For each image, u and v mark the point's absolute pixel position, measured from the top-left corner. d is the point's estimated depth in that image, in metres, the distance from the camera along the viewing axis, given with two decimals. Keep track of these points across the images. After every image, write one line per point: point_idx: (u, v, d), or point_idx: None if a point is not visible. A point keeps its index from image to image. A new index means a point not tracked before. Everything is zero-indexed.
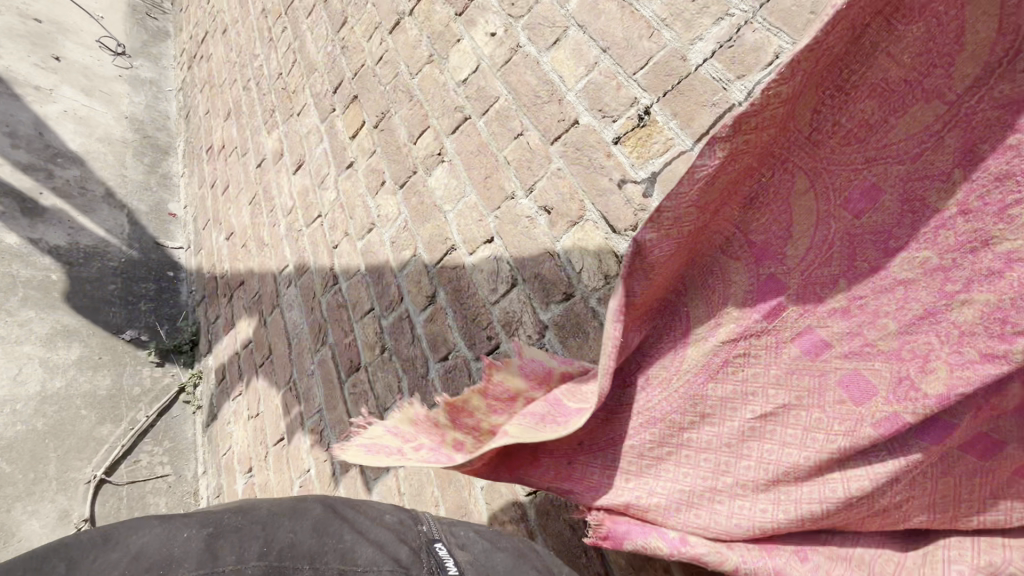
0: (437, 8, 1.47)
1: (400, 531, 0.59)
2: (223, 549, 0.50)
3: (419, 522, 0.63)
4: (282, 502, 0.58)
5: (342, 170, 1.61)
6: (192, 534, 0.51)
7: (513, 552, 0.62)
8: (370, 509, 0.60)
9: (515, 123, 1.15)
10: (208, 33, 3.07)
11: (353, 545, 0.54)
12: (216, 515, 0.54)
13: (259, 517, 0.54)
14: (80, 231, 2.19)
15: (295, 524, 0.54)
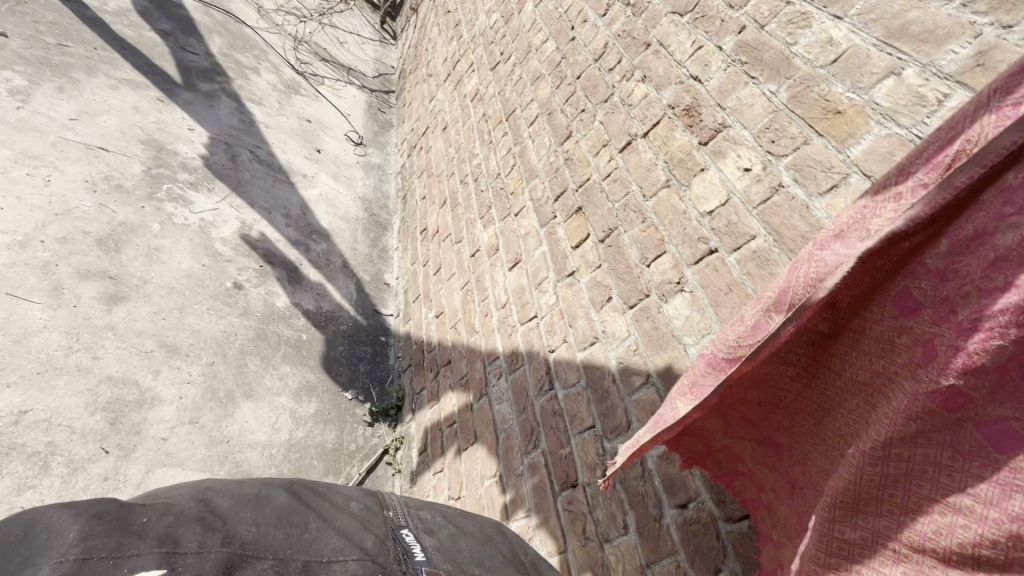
0: (676, 134, 1.52)
1: (366, 516, 0.86)
2: (223, 514, 0.73)
3: (384, 509, 0.91)
4: (240, 494, 0.78)
5: (562, 276, 1.71)
6: (150, 520, 0.69)
7: (467, 531, 0.95)
8: (339, 497, 0.87)
9: (778, 267, 1.11)
10: (428, 128, 3.58)
11: (313, 523, 0.78)
12: (174, 507, 0.72)
13: (221, 507, 0.75)
14: (324, 298, 2.61)
15: (260, 512, 0.76)
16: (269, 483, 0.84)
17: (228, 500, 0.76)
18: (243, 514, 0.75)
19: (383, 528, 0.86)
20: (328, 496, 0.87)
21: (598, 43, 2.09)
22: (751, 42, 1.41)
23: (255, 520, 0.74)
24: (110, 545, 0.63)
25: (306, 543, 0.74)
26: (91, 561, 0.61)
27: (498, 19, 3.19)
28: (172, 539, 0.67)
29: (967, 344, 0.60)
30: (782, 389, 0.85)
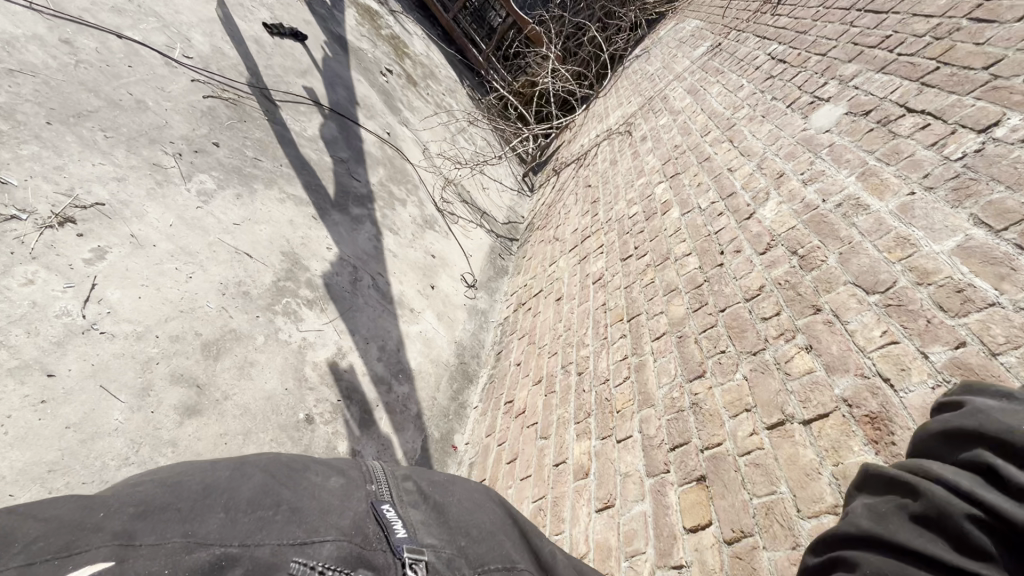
0: (852, 444, 1.22)
1: (346, 493, 0.83)
2: (188, 500, 0.69)
3: (370, 482, 0.89)
4: (210, 477, 0.73)
5: (665, 563, 1.37)
6: (111, 514, 0.65)
7: (447, 495, 0.92)
8: (318, 474, 0.84)
9: None
10: (541, 291, 3.57)
11: (286, 493, 0.76)
12: (139, 496, 0.68)
13: (188, 490, 0.70)
14: (388, 451, 2.44)
15: (233, 491, 0.72)
16: (239, 462, 0.79)
17: (194, 481, 0.72)
18: (211, 496, 0.70)
19: (362, 503, 0.83)
20: (308, 471, 0.83)
21: (751, 281, 1.92)
22: (977, 367, 1.13)
23: (225, 506, 0.70)
24: (53, 545, 0.59)
25: (284, 521, 0.71)
26: (31, 567, 0.56)
27: (638, 212, 3.23)
28: (128, 531, 0.63)
29: None
30: None
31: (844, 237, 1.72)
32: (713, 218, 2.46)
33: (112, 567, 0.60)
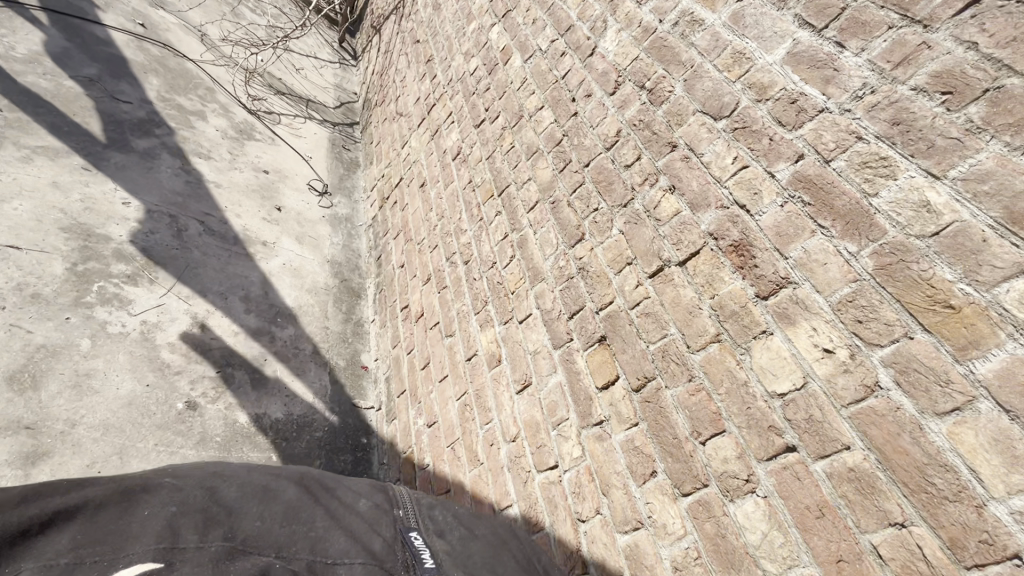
0: (723, 274, 1.32)
1: (375, 517, 0.90)
2: (228, 505, 0.78)
3: (395, 507, 0.97)
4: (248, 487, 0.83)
5: (587, 423, 1.49)
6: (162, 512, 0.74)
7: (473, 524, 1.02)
8: (348, 494, 0.92)
9: (889, 502, 0.92)
10: (402, 180, 3.26)
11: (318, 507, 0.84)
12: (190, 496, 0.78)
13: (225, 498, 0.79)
14: (295, 400, 2.30)
15: (271, 502, 0.82)
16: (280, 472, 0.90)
17: (235, 489, 0.82)
18: (249, 504, 0.80)
19: (392, 531, 0.89)
20: (341, 493, 0.91)
21: (608, 127, 1.85)
22: (815, 178, 1.21)
23: (261, 515, 0.79)
24: (100, 551, 0.67)
25: (316, 535, 0.79)
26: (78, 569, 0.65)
27: (478, 66, 2.90)
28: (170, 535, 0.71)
29: (837, 553, 0.95)
30: (708, 472, 1.18)
31: (686, 61, 1.66)
32: (557, 60, 2.27)
33: (161, 566, 0.67)
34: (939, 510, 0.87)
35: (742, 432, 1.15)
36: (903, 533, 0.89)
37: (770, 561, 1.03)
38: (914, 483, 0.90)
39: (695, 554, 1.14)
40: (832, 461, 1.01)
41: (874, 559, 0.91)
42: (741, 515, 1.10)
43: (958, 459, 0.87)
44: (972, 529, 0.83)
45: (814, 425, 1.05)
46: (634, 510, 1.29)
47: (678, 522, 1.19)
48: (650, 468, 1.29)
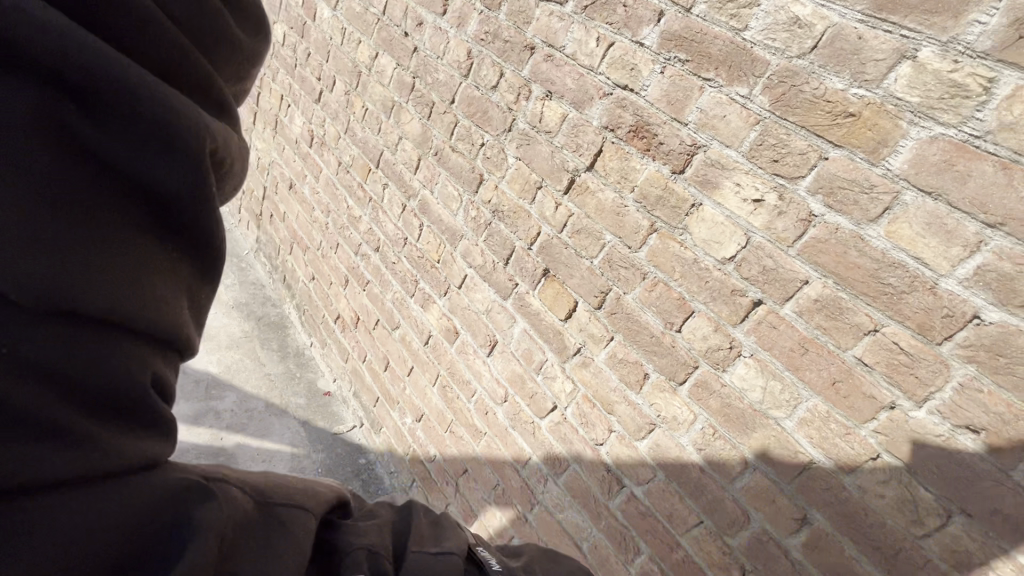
0: (634, 164, 1.27)
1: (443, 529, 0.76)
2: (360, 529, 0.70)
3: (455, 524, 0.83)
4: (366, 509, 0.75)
5: (567, 355, 1.48)
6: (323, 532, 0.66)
7: None
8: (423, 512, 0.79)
9: (857, 315, 0.97)
10: (266, 189, 2.90)
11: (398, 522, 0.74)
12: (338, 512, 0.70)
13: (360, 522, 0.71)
14: (275, 458, 2.18)
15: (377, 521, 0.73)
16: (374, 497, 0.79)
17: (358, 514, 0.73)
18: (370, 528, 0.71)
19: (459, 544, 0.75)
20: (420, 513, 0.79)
21: (457, 52, 1.67)
22: (683, 32, 1.15)
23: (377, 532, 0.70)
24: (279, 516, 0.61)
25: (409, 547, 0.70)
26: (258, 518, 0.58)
27: (286, 32, 2.51)
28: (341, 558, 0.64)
29: (830, 378, 1.02)
30: (694, 354, 1.20)
31: None
32: None
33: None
34: (901, 304, 0.93)
35: (710, 306, 1.17)
36: (878, 337, 0.96)
37: (778, 409, 1.09)
38: (872, 290, 0.95)
39: (711, 429, 1.19)
40: (798, 300, 1.05)
41: (862, 370, 0.98)
42: (737, 379, 1.14)
43: (902, 254, 0.92)
44: (934, 309, 0.89)
45: (770, 274, 1.08)
46: (643, 415, 1.32)
47: (685, 409, 1.23)
48: (642, 373, 1.30)
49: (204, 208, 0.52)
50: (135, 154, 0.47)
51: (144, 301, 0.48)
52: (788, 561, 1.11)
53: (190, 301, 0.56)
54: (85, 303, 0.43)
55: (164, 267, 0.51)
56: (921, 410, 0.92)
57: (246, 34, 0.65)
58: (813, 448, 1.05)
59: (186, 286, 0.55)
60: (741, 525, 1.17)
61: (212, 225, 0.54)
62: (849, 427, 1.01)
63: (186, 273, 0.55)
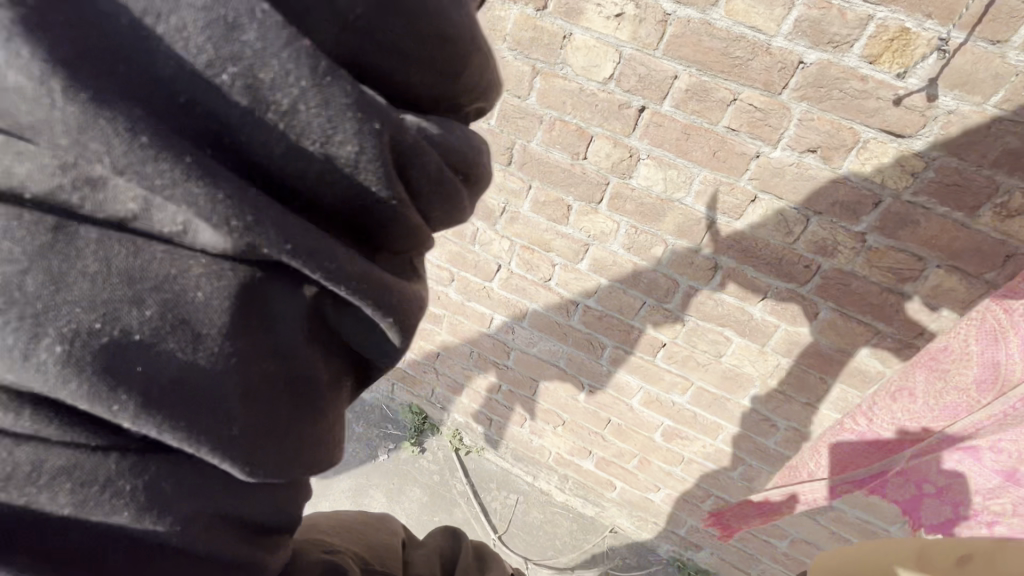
0: (497, 12, 1.28)
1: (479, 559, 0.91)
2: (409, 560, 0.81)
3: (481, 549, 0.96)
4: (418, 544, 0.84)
5: (495, 218, 1.60)
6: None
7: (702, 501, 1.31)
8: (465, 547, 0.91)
9: (720, 92, 1.18)
10: None
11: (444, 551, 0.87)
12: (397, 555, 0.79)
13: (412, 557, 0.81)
14: None
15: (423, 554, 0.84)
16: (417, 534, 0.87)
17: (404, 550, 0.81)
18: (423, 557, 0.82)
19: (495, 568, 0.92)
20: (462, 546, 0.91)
21: None
22: None
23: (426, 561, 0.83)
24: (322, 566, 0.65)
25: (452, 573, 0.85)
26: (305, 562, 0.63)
27: None
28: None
29: (711, 151, 1.25)
30: (604, 173, 1.38)
31: None
32: None
33: None
34: (749, 71, 1.13)
35: (605, 126, 1.32)
36: (739, 103, 1.17)
37: (679, 191, 1.33)
38: (726, 66, 1.15)
39: (634, 228, 1.43)
40: (673, 95, 1.22)
41: (733, 135, 1.21)
42: (642, 179, 1.35)
43: (742, 28, 1.10)
44: (772, 65, 1.11)
45: (647, 80, 1.23)
46: (577, 240, 1.52)
47: (609, 221, 1.44)
48: (566, 205, 1.47)
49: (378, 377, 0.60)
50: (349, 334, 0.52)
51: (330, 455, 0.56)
52: (714, 301, 1.44)
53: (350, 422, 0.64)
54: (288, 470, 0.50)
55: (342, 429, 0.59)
56: (779, 150, 1.19)
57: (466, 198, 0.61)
58: (711, 211, 1.32)
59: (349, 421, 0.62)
60: (675, 291, 1.48)
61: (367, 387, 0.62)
62: (733, 184, 1.27)
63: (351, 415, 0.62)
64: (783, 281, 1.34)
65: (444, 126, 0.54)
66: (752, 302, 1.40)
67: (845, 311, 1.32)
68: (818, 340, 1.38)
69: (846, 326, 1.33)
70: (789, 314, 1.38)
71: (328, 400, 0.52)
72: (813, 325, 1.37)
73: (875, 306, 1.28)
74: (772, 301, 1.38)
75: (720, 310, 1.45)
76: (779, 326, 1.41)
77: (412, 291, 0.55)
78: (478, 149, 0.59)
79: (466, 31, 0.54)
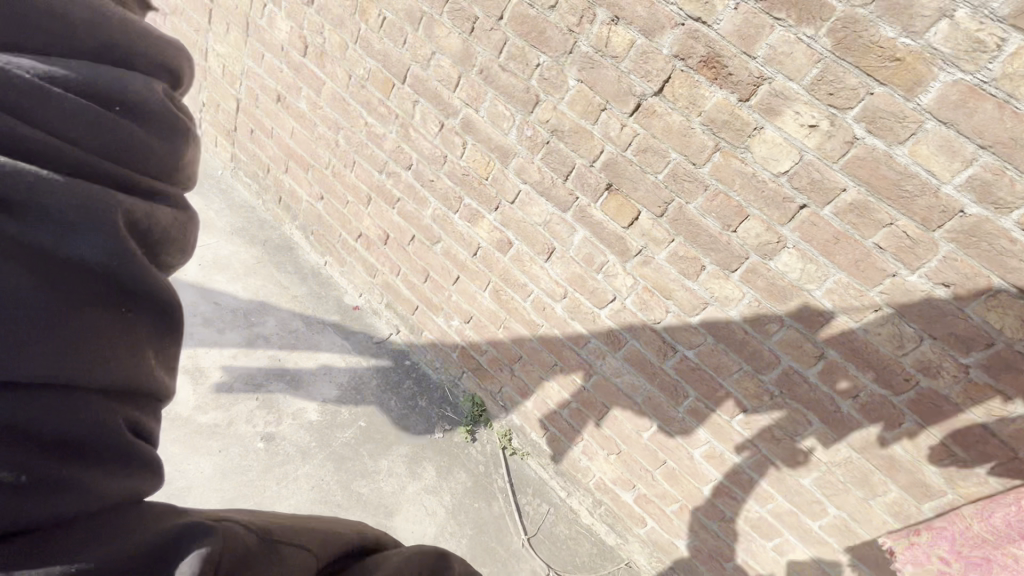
0: (702, 91, 1.48)
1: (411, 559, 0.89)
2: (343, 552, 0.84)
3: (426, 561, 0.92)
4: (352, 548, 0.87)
5: (628, 256, 1.78)
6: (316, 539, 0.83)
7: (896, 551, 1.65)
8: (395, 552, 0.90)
9: (880, 213, 1.36)
10: (241, 100, 2.67)
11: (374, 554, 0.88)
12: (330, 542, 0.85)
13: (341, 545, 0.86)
14: (335, 370, 2.38)
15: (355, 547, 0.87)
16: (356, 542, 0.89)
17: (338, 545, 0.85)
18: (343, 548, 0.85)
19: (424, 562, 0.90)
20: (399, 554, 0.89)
21: None
22: None
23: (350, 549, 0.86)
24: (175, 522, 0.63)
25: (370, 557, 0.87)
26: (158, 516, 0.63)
27: None
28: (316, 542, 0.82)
29: (853, 259, 1.43)
30: (746, 249, 1.56)
31: None
32: None
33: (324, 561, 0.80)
34: (913, 204, 1.31)
35: (764, 210, 1.50)
36: (893, 227, 1.35)
37: (812, 283, 1.50)
38: (893, 195, 1.33)
39: (757, 302, 1.60)
40: (836, 203, 1.40)
41: (879, 251, 1.39)
42: (781, 264, 1.53)
43: (918, 169, 1.28)
44: (935, 206, 1.29)
45: (817, 184, 1.41)
46: (698, 297, 1.69)
47: (737, 289, 1.62)
48: (701, 265, 1.65)
49: (139, 274, 0.65)
50: (55, 240, 0.59)
51: (91, 365, 0.60)
52: (807, 385, 1.60)
53: (152, 348, 0.69)
54: (29, 374, 0.55)
55: (118, 339, 0.63)
56: (916, 276, 1.36)
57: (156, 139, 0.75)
58: (835, 308, 1.49)
59: (144, 341, 0.68)
60: (774, 366, 1.64)
61: (147, 285, 0.67)
62: (864, 292, 1.44)
63: (140, 330, 0.67)
64: (879, 385, 1.50)
65: (88, 84, 0.68)
66: (843, 395, 1.56)
67: (927, 428, 1.47)
68: (893, 446, 1.54)
69: (924, 441, 1.49)
70: (874, 415, 1.53)
71: (75, 307, 0.59)
72: (894, 431, 1.52)
73: (958, 432, 1.43)
74: (863, 400, 1.54)
75: (810, 394, 1.61)
76: (860, 423, 1.56)
77: (97, 204, 0.63)
78: (155, 98, 0.76)
79: (118, 30, 0.76)
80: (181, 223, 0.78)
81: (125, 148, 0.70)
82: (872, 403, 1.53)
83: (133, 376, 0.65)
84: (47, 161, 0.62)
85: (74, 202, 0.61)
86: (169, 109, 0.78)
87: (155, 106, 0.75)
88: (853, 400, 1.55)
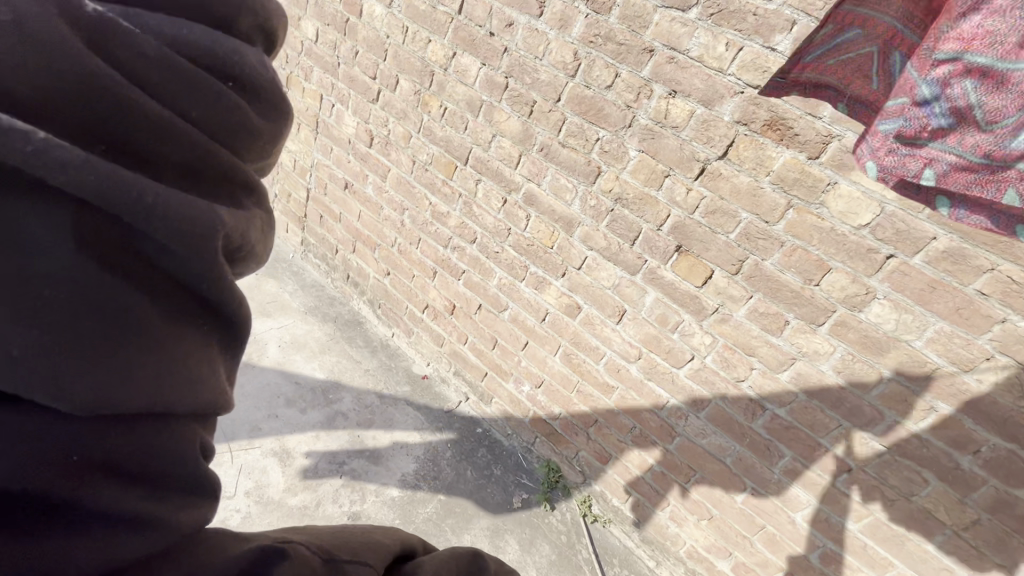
0: (769, 152, 1.51)
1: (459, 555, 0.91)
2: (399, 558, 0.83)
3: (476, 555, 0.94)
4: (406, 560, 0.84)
5: (705, 315, 1.77)
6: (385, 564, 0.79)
7: None
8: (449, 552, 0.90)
9: (978, 260, 1.31)
10: (311, 189, 2.88)
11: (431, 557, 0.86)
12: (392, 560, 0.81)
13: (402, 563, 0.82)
14: (411, 444, 2.41)
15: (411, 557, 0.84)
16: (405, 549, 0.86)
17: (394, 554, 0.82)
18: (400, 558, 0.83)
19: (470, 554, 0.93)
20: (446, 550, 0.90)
21: (560, 54, 1.78)
22: None
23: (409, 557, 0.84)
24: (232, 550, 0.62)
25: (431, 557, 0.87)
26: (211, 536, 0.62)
27: (320, 29, 2.42)
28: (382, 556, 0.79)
29: (954, 306, 1.37)
30: (832, 302, 1.53)
31: None
32: None
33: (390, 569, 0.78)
34: (1015, 249, 1.26)
35: (847, 263, 1.48)
36: (996, 273, 1.30)
37: (911, 333, 1.44)
38: (990, 241, 1.28)
39: (851, 356, 1.55)
40: (927, 252, 1.37)
41: (982, 298, 1.33)
42: (872, 316, 1.48)
43: None
44: None
45: (903, 235, 1.39)
46: (786, 353, 1.65)
47: (827, 344, 1.58)
48: (784, 320, 1.62)
49: (222, 295, 0.59)
50: (154, 254, 0.53)
51: (178, 389, 0.56)
52: (919, 441, 1.51)
53: (224, 360, 0.64)
54: (126, 407, 0.51)
55: (201, 358, 0.59)
56: None
57: (259, 115, 0.70)
58: (940, 358, 1.42)
59: (218, 359, 0.63)
60: (878, 421, 1.56)
61: (233, 306, 0.61)
62: (971, 340, 1.37)
63: (215, 347, 0.62)
64: (1003, 438, 1.39)
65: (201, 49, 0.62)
66: (961, 450, 1.46)
67: None
68: None
69: None
70: (1002, 472, 1.42)
71: (161, 331, 0.54)
72: None
73: None
74: (986, 454, 1.43)
75: (923, 450, 1.51)
76: (987, 480, 1.44)
77: (201, 220, 0.55)
78: (263, 71, 0.70)
79: None
80: (266, 226, 0.70)
81: (232, 125, 0.64)
82: (998, 458, 1.41)
83: (216, 399, 0.61)
84: (171, 147, 0.57)
85: (183, 216, 0.54)
86: (273, 83, 0.72)
87: (261, 80, 0.69)
88: (975, 456, 1.44)
